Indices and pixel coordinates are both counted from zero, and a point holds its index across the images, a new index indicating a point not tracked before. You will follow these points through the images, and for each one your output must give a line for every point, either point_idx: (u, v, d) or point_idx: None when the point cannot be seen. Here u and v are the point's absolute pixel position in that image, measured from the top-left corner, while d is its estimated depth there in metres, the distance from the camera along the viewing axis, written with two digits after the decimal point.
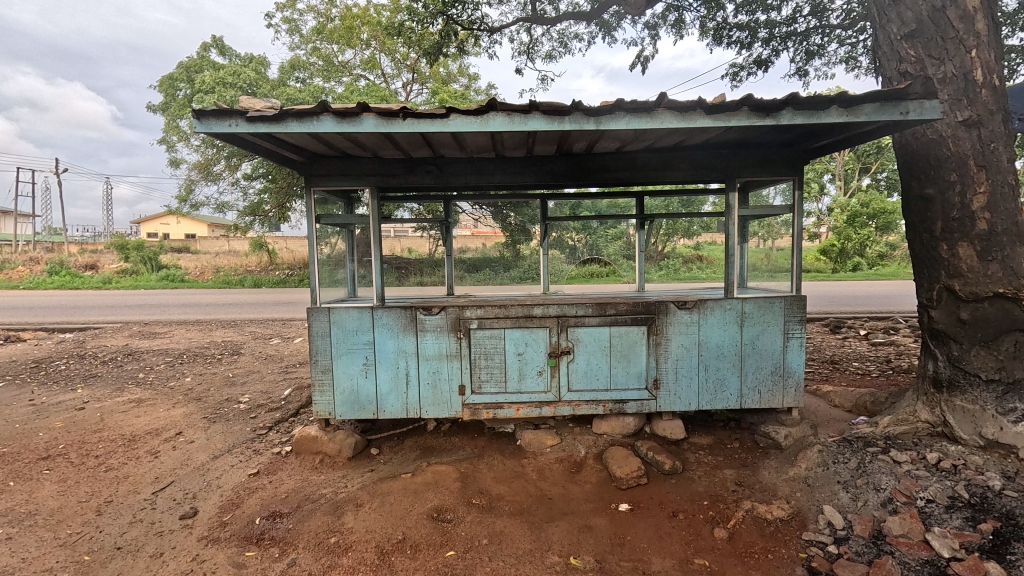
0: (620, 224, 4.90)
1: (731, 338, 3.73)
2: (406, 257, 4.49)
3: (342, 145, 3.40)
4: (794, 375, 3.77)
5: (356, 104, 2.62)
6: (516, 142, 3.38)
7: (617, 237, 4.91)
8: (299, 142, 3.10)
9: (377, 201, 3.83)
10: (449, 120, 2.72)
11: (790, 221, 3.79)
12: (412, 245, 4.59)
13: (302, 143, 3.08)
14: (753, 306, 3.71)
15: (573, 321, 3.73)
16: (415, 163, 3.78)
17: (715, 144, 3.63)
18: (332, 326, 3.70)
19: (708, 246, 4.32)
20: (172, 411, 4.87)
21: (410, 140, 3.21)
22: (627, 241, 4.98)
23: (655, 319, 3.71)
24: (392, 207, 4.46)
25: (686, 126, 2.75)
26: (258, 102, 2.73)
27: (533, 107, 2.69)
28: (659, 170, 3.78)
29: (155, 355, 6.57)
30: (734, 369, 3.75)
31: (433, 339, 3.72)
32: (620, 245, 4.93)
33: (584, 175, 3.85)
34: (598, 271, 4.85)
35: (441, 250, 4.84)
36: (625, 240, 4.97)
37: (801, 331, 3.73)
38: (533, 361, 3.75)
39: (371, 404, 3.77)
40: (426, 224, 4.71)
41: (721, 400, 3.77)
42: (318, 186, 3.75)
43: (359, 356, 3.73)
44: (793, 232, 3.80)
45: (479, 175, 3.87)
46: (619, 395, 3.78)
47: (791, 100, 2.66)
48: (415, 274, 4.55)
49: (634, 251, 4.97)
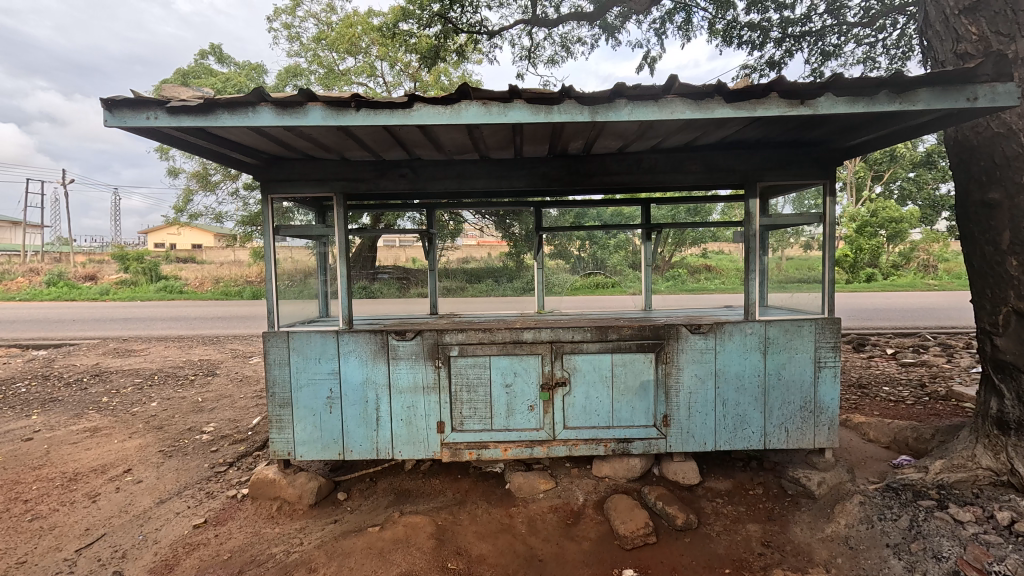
0: (622, 234, 4.34)
1: (754, 367, 3.21)
2: (409, 268, 4.29)
3: (299, 145, 2.94)
4: (827, 410, 3.23)
5: (298, 91, 2.15)
6: (501, 141, 2.90)
7: (621, 246, 4.37)
8: (244, 141, 2.64)
9: (341, 209, 3.35)
10: (414, 112, 2.24)
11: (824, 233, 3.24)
12: (418, 255, 4.34)
13: (247, 141, 2.62)
14: (779, 330, 3.19)
15: (569, 347, 3.22)
16: (387, 166, 3.29)
17: (732, 142, 3.14)
18: (292, 353, 3.22)
19: (716, 255, 4.04)
20: (127, 443, 4.38)
21: (374, 137, 2.74)
22: (632, 251, 4.42)
23: (665, 346, 3.20)
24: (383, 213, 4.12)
25: (702, 116, 2.26)
26: (186, 92, 2.28)
27: (514, 95, 2.21)
28: (668, 173, 3.28)
29: (124, 377, 6.11)
30: (757, 404, 3.22)
31: (408, 369, 3.23)
32: (626, 255, 4.38)
33: (582, 179, 3.34)
34: (603, 283, 4.34)
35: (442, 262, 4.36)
36: (630, 249, 4.41)
37: (835, 359, 3.20)
38: (522, 394, 3.25)
39: (336, 444, 3.27)
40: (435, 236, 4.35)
41: (741, 440, 3.24)
42: (278, 194, 3.27)
43: (323, 388, 3.24)
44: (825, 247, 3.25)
45: (461, 180, 3.39)
46: (623, 434, 3.26)
47: (832, 83, 2.15)
48: (417, 285, 4.28)
49: (641, 262, 4.41)
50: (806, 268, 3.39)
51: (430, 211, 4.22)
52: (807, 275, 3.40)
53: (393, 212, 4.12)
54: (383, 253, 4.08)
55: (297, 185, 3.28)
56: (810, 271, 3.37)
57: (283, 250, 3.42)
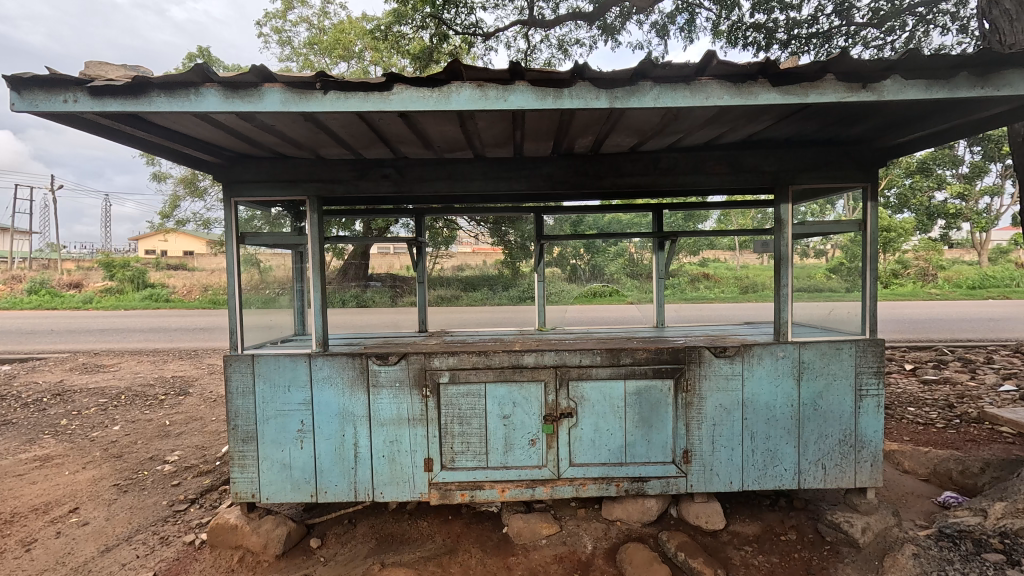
0: (622, 241, 3.87)
1: (786, 396, 2.81)
2: (404, 275, 3.90)
3: (263, 139, 2.53)
4: (869, 445, 2.84)
5: (250, 69, 1.74)
6: (499, 135, 2.50)
7: (620, 254, 3.92)
8: (193, 130, 2.22)
9: (315, 214, 2.86)
10: (392, 95, 1.83)
11: (857, 242, 2.91)
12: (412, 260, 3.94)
13: (197, 129, 2.20)
14: (815, 354, 2.80)
15: (576, 373, 2.81)
16: (367, 165, 2.86)
17: (764, 138, 2.75)
18: (257, 380, 2.80)
19: (714, 263, 3.84)
20: (79, 475, 3.92)
21: (350, 129, 2.33)
22: (632, 259, 3.99)
23: (684, 371, 2.80)
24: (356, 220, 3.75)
25: (743, 102, 1.86)
26: (115, 71, 1.86)
27: (515, 75, 1.80)
28: (689, 175, 2.88)
29: (88, 396, 5.63)
30: (790, 438, 2.82)
31: (391, 398, 2.81)
32: (625, 263, 3.95)
33: (591, 181, 2.92)
34: (601, 291, 3.93)
35: (435, 269, 3.94)
36: (629, 257, 3.98)
37: (878, 387, 2.81)
38: (522, 427, 2.83)
39: (308, 485, 2.84)
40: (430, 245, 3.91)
41: (772, 479, 2.84)
42: (241, 196, 2.84)
43: (292, 421, 2.81)
44: (847, 254, 3.00)
45: (453, 182, 2.94)
46: (637, 472, 2.85)
47: (903, 63, 1.77)
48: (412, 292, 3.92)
49: (641, 270, 4.01)
50: (828, 275, 3.10)
51: (418, 217, 3.78)
52: (832, 284, 3.10)
53: (369, 218, 3.74)
54: (377, 260, 3.76)
55: (263, 186, 2.84)
56: (831, 279, 3.09)
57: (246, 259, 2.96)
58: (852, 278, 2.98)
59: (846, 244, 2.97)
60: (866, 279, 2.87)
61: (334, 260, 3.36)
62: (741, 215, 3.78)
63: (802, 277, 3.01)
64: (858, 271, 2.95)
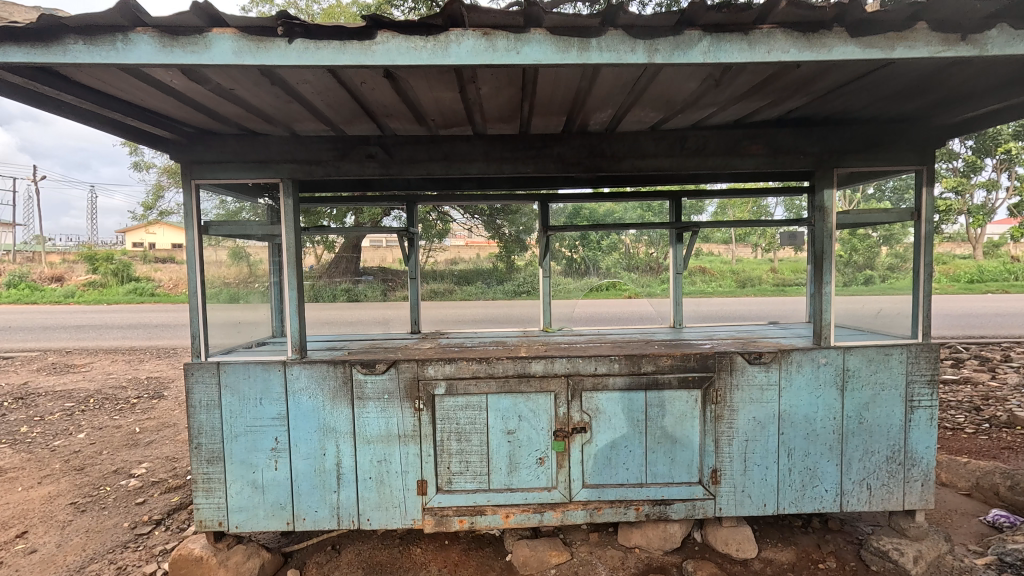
0: (614, 233, 3.48)
1: (829, 408, 2.48)
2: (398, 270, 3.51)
3: (225, 110, 2.14)
4: (920, 463, 2.51)
5: (191, 6, 1.35)
6: (504, 105, 2.12)
7: (614, 248, 3.53)
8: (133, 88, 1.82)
9: (290, 199, 2.47)
10: (376, 45, 1.46)
11: (860, 237, 2.73)
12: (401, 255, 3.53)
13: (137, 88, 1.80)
14: (862, 361, 2.47)
15: (590, 383, 2.47)
16: (349, 144, 2.46)
17: (808, 113, 2.39)
18: (224, 393, 2.43)
19: (708, 257, 3.59)
20: (33, 492, 3.52)
21: (327, 95, 1.94)
22: (626, 253, 3.56)
23: (714, 380, 2.46)
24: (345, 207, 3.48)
25: (812, 58, 1.50)
26: (22, 11, 1.46)
27: (531, 21, 1.43)
28: (719, 156, 2.51)
29: (53, 400, 5.21)
30: (832, 455, 2.50)
31: (379, 412, 2.45)
32: (620, 257, 3.55)
33: (608, 163, 2.53)
34: (597, 286, 3.58)
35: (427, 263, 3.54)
36: (623, 250, 3.56)
37: (931, 397, 2.49)
38: (529, 444, 2.49)
39: (284, 511, 2.47)
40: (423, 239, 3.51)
41: (811, 501, 2.52)
42: (203, 178, 2.44)
43: (265, 438, 2.44)
44: (846, 249, 2.67)
45: (449, 163, 2.51)
46: (659, 495, 2.51)
47: (1017, 7, 1.42)
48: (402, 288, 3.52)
49: (640, 263, 3.58)
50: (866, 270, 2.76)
51: (410, 205, 3.39)
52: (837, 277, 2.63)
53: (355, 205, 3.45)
54: (368, 253, 3.43)
55: (228, 168, 2.44)
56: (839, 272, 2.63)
57: (220, 252, 2.66)
58: (891, 270, 2.71)
59: (846, 238, 2.67)
60: (869, 273, 2.77)
61: (324, 252, 3.26)
62: (739, 207, 3.50)
63: (844, 269, 2.65)
64: (857, 268, 2.74)
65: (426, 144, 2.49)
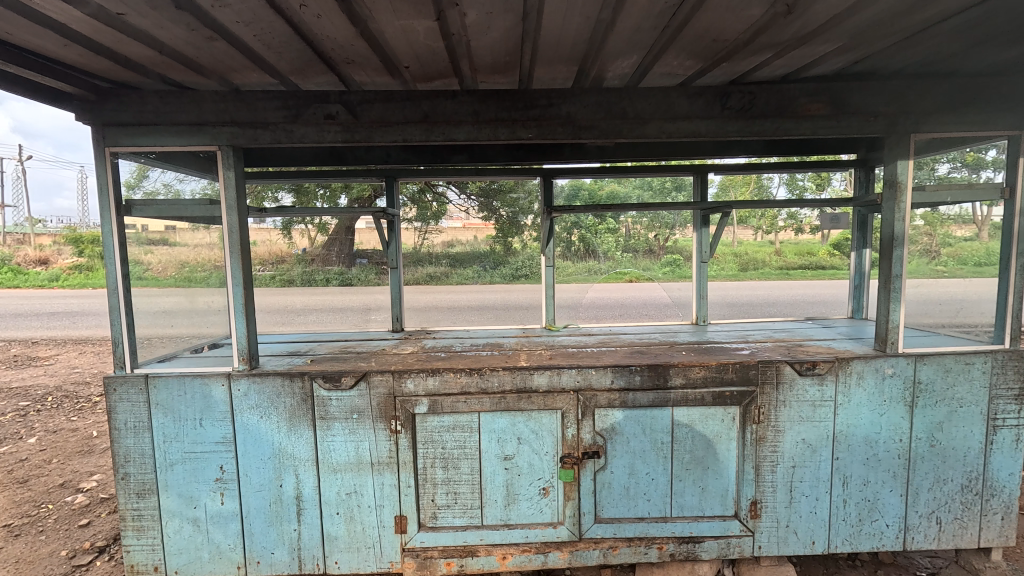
0: (612, 216, 3.03)
1: (895, 429, 2.04)
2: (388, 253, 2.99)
3: (132, 54, 1.64)
4: (1000, 492, 2.09)
5: None
6: (499, 47, 1.62)
7: (612, 230, 3.07)
8: None
9: (234, 171, 2.00)
10: None
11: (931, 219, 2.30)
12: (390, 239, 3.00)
13: None
14: (936, 372, 2.02)
15: (605, 400, 2.02)
16: (302, 102, 1.96)
17: (882, 60, 1.89)
18: (155, 413, 1.98)
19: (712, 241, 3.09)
20: None
21: (257, 25, 1.44)
22: (627, 236, 3.08)
23: (756, 397, 2.02)
24: (338, 184, 2.96)
25: None
26: None
27: None
28: (767, 118, 2.02)
29: (6, 399, 4.75)
30: (896, 484, 2.07)
31: (346, 435, 2.00)
32: (618, 239, 3.09)
33: (629, 127, 2.04)
34: (597, 267, 3.13)
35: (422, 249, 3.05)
36: (622, 233, 3.08)
37: (1019, 415, 2.05)
38: (530, 471, 2.05)
39: (233, 553, 2.04)
40: (416, 219, 3.01)
41: (868, 538, 2.10)
42: (120, 145, 1.95)
43: (208, 467, 1.99)
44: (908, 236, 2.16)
45: (429, 126, 2.01)
46: (687, 532, 2.09)
47: None
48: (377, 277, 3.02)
49: (641, 244, 3.08)
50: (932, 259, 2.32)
51: (388, 180, 2.92)
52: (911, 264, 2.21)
53: (345, 180, 2.94)
54: (365, 235, 3.00)
55: (152, 132, 1.96)
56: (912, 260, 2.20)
57: None
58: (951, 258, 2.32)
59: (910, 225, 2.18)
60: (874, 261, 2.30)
61: (317, 235, 3.00)
62: (740, 185, 3.01)
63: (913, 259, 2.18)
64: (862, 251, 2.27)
65: (401, 101, 1.98)
